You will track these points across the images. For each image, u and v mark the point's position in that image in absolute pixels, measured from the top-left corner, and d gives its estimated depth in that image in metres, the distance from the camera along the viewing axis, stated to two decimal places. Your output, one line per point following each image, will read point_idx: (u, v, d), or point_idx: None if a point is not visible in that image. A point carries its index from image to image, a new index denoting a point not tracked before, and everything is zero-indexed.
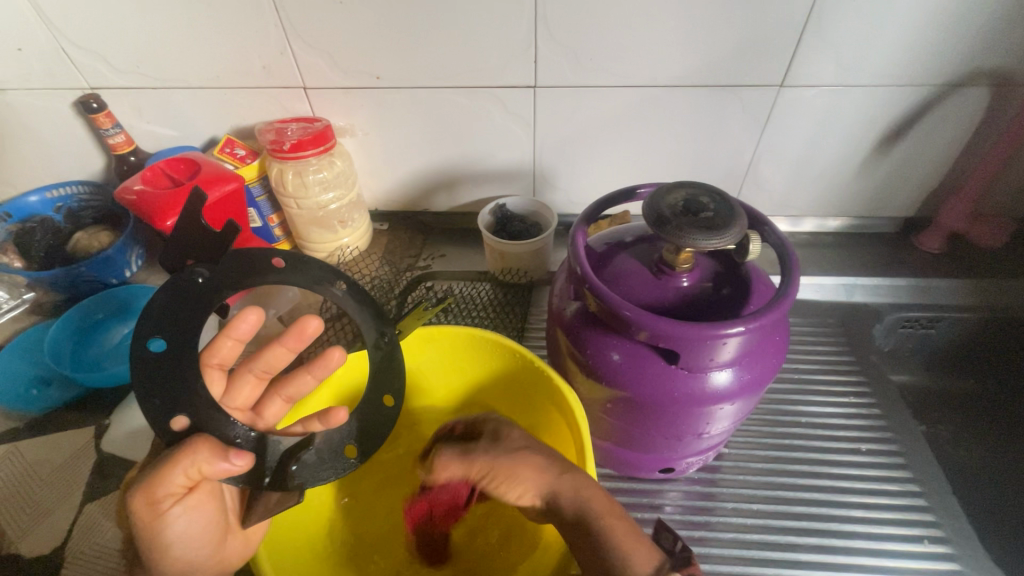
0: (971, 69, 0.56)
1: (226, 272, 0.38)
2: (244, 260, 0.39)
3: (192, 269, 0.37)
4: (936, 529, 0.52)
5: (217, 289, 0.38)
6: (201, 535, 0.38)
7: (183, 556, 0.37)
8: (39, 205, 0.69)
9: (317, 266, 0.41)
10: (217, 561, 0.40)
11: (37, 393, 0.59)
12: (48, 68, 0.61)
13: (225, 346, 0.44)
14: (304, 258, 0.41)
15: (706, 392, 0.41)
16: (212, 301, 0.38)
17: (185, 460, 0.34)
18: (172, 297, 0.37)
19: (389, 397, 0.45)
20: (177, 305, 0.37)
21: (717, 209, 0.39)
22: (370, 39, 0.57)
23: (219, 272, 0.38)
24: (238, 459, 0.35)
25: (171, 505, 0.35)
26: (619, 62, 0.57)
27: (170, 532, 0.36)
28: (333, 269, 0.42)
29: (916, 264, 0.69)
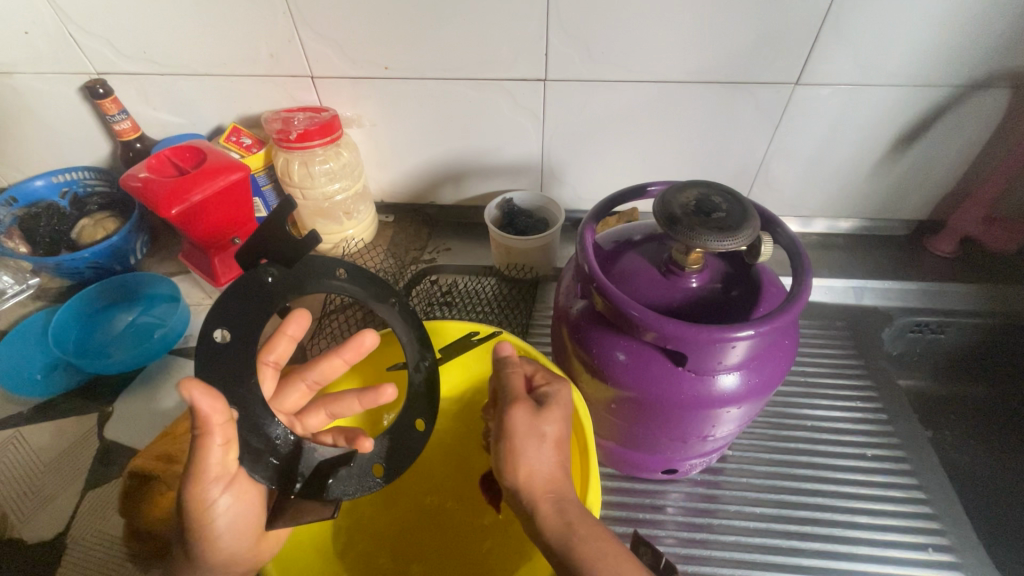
0: (992, 71, 0.55)
1: (296, 277, 0.39)
2: (312, 267, 0.39)
3: (264, 269, 0.37)
4: (941, 538, 0.52)
5: (284, 290, 0.38)
6: (243, 524, 0.37)
7: (225, 547, 0.36)
8: (45, 190, 0.69)
9: (373, 282, 0.43)
10: (254, 556, 0.39)
11: (41, 379, 0.59)
12: (54, 52, 0.61)
13: (279, 345, 0.45)
14: (364, 273, 0.43)
15: (711, 395, 0.40)
16: (275, 302, 0.38)
17: (201, 420, 0.31)
18: (239, 294, 0.36)
19: (423, 421, 0.46)
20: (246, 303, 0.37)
21: (730, 209, 0.39)
22: (378, 27, 0.56)
23: (288, 273, 0.38)
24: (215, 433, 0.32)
25: (220, 493, 0.35)
26: (632, 55, 0.56)
27: (215, 519, 0.35)
28: (387, 286, 0.44)
29: (928, 268, 0.68)
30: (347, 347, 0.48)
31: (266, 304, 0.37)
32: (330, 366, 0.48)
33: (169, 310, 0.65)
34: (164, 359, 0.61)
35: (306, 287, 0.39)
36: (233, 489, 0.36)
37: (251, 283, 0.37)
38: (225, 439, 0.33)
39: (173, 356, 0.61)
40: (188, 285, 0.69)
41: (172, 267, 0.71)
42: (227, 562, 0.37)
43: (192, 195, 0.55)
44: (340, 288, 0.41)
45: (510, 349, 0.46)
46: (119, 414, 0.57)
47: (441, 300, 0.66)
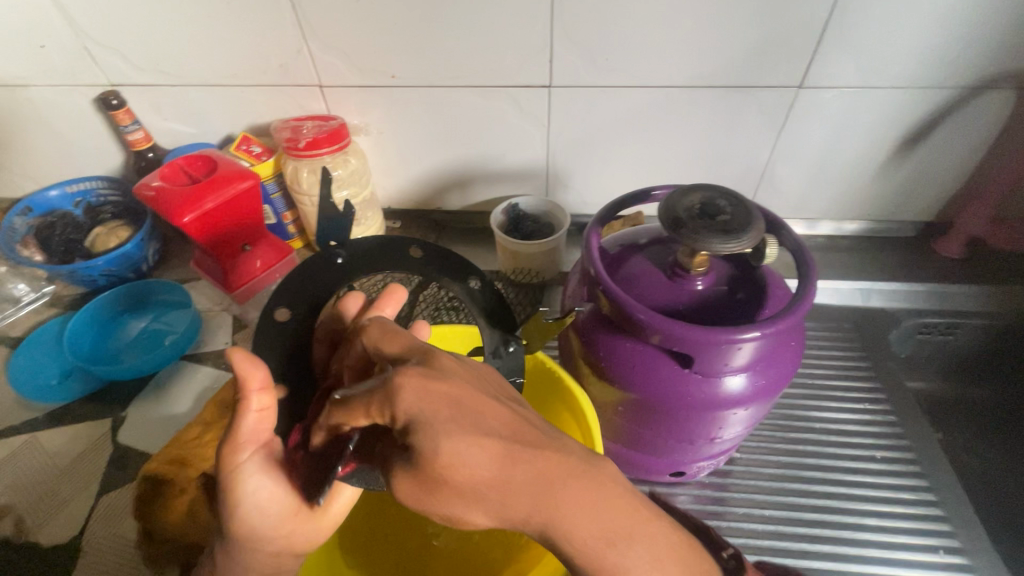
0: (995, 72, 0.55)
1: (364, 256, 0.45)
2: (384, 250, 0.45)
3: (336, 251, 0.44)
4: (952, 539, 0.52)
5: (353, 269, 0.44)
6: (273, 503, 0.35)
7: (252, 527, 0.35)
8: (59, 200, 0.71)
9: (450, 260, 0.45)
10: (285, 542, 0.37)
11: (56, 385, 0.60)
12: (69, 65, 0.62)
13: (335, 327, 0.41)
14: (439, 254, 0.46)
15: (719, 397, 0.40)
16: (351, 276, 0.44)
17: (239, 381, 0.32)
18: (314, 269, 0.43)
19: None
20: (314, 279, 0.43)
21: (735, 212, 0.39)
22: (384, 37, 0.57)
23: (356, 254, 0.44)
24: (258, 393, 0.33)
25: (248, 459, 0.34)
26: (634, 62, 0.57)
27: (243, 490, 0.34)
28: (464, 264, 0.46)
29: (935, 269, 0.68)
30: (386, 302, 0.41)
31: (341, 278, 0.43)
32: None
33: (180, 317, 0.65)
34: (177, 364, 0.62)
35: (381, 262, 0.45)
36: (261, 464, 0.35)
37: (323, 261, 0.43)
38: (259, 409, 0.34)
39: (186, 361, 0.62)
40: (199, 291, 0.70)
41: (183, 274, 0.72)
42: (257, 541, 0.36)
43: (204, 203, 0.57)
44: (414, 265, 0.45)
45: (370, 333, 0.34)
46: (132, 419, 0.58)
47: (448, 305, 0.65)
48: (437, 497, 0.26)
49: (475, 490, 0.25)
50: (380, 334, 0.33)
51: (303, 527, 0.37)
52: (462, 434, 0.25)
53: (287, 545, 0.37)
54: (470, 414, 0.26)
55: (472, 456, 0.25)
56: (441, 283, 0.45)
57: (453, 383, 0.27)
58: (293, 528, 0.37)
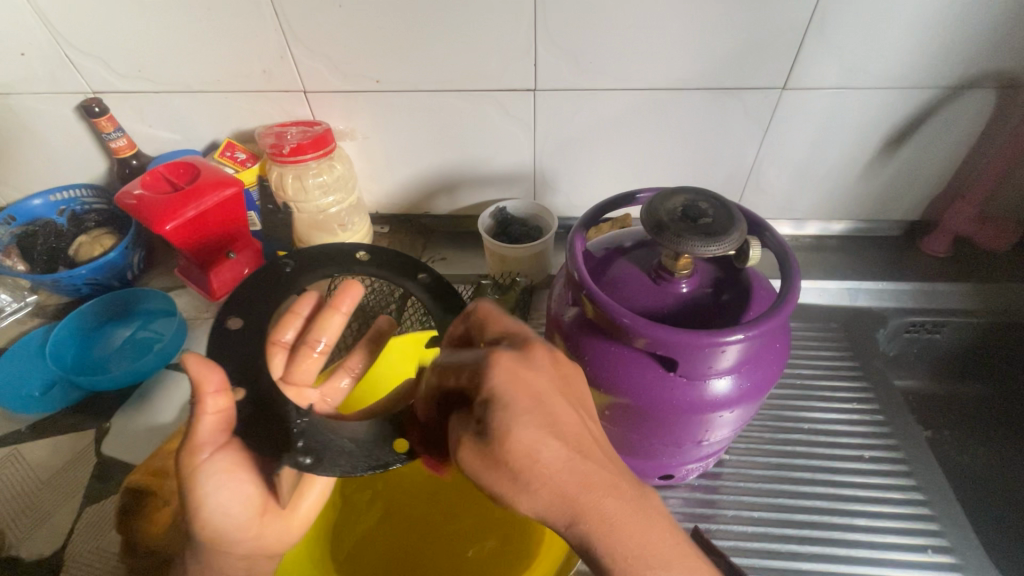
0: (977, 72, 0.55)
1: (312, 262, 0.47)
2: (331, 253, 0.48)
3: (284, 260, 0.46)
4: (940, 539, 0.52)
5: (301, 275, 0.46)
6: (235, 504, 0.36)
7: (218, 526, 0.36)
8: (42, 209, 0.70)
9: (397, 259, 0.48)
10: (253, 541, 0.38)
11: (38, 397, 0.59)
12: (51, 73, 0.62)
13: (292, 325, 0.48)
14: (386, 254, 0.48)
15: (704, 399, 0.40)
16: (296, 281, 0.46)
17: (194, 384, 0.35)
18: (264, 279, 0.45)
19: None
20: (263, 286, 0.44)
21: (717, 214, 0.39)
22: (368, 42, 0.57)
23: (304, 260, 0.47)
24: (211, 395, 0.35)
25: (207, 460, 0.35)
26: (619, 65, 0.57)
27: (203, 492, 0.35)
28: (412, 262, 0.48)
29: (922, 268, 0.68)
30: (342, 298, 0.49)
31: (285, 286, 0.45)
32: (337, 325, 0.49)
33: (167, 325, 0.65)
34: (161, 374, 0.61)
35: (330, 265, 0.47)
36: (218, 466, 0.36)
37: (273, 269, 0.46)
38: (214, 410, 0.35)
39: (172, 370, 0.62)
40: (185, 299, 0.69)
41: (169, 282, 0.72)
42: (224, 541, 0.37)
43: (185, 211, 0.56)
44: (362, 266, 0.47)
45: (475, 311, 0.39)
46: (116, 429, 0.57)
47: None
48: (506, 480, 0.30)
49: (541, 474, 0.30)
50: (476, 322, 0.38)
51: (269, 523, 0.39)
52: (541, 425, 0.30)
53: (257, 545, 0.39)
54: (547, 408, 0.31)
55: (542, 442, 0.30)
56: (392, 280, 0.47)
57: (541, 376, 0.33)
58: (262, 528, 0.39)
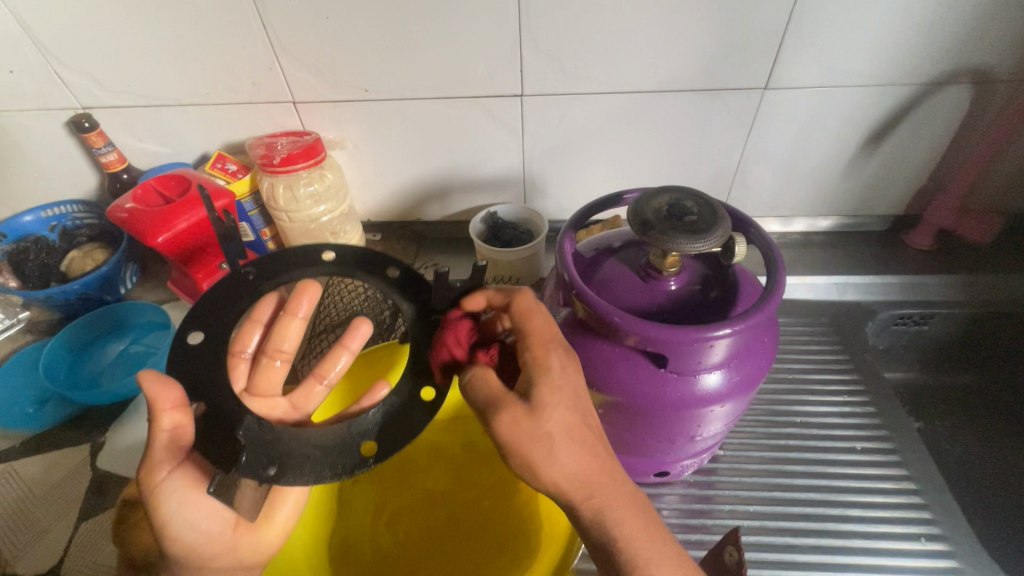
0: (953, 68, 0.57)
1: (276, 270, 0.46)
2: (297, 254, 0.46)
3: (244, 269, 0.45)
4: (933, 527, 0.52)
5: (265, 283, 0.46)
6: (206, 520, 0.36)
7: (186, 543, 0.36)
8: (33, 225, 0.70)
9: (366, 256, 0.46)
10: (232, 558, 0.38)
11: (31, 413, 0.58)
12: (40, 90, 0.62)
13: (252, 332, 0.51)
14: (353, 252, 0.47)
15: (695, 395, 0.41)
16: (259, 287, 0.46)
17: (150, 402, 0.36)
18: (227, 291, 0.45)
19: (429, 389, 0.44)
20: (229, 300, 0.45)
21: (702, 212, 0.40)
22: (356, 51, 0.57)
23: (264, 268, 0.46)
24: (163, 416, 0.36)
25: (167, 475, 0.36)
26: (604, 68, 0.58)
27: (166, 510, 0.35)
28: (380, 258, 0.46)
29: (907, 261, 0.69)
30: (300, 304, 0.52)
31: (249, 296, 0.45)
32: (295, 330, 0.52)
33: (160, 338, 0.65)
34: None
35: (296, 269, 0.46)
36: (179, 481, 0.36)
37: (234, 282, 0.45)
38: (172, 427, 0.36)
39: None
40: (178, 312, 0.69)
41: (161, 294, 0.72)
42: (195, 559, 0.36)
43: (179, 223, 0.57)
44: (329, 268, 0.46)
45: (363, 328, 0.52)
46: (112, 443, 0.57)
47: None
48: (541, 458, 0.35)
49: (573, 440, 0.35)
50: (519, 314, 0.40)
51: (246, 537, 0.39)
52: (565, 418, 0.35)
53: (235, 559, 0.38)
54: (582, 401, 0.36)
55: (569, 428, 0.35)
56: (362, 278, 0.46)
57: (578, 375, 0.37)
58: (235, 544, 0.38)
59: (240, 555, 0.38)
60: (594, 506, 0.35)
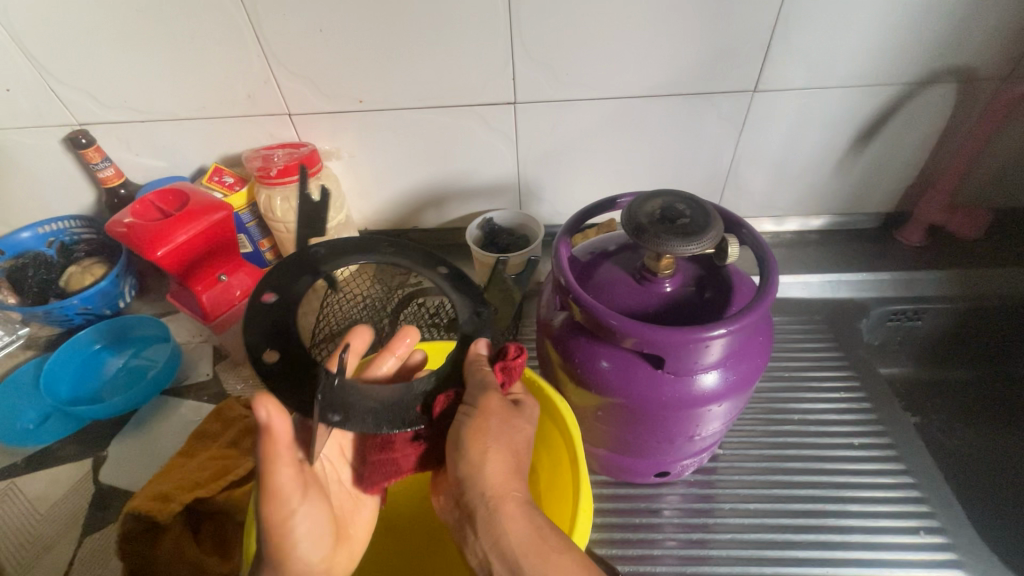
0: (938, 67, 0.58)
1: (342, 254, 0.46)
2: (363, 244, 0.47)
3: (314, 248, 0.45)
4: (931, 520, 0.53)
5: (328, 260, 0.45)
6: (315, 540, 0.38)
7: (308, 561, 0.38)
8: (30, 241, 0.70)
9: (425, 253, 0.47)
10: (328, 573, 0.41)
11: (36, 428, 0.59)
12: (37, 107, 0.63)
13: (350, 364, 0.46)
14: (414, 246, 0.48)
15: (693, 394, 0.41)
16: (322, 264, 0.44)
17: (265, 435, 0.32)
18: (292, 266, 0.44)
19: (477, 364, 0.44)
20: (295, 270, 0.43)
21: (694, 215, 0.40)
22: (350, 63, 0.58)
23: (333, 249, 0.46)
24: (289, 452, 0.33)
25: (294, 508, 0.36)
26: (594, 74, 0.58)
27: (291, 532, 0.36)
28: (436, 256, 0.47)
29: (899, 258, 0.70)
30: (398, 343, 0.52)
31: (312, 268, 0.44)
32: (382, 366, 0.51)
33: (160, 351, 0.65)
34: (158, 401, 0.61)
35: (357, 254, 0.46)
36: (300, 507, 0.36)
37: (304, 259, 0.44)
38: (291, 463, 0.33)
39: (168, 396, 0.62)
40: (178, 324, 0.70)
41: (161, 307, 0.72)
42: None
43: (176, 236, 0.57)
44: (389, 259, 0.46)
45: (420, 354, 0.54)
46: (114, 457, 0.57)
47: (430, 322, 0.66)
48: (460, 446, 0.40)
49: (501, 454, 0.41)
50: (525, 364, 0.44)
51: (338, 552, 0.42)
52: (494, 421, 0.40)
53: None
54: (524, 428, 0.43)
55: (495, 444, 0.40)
56: (415, 269, 0.46)
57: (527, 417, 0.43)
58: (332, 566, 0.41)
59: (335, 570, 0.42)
60: (488, 512, 0.39)
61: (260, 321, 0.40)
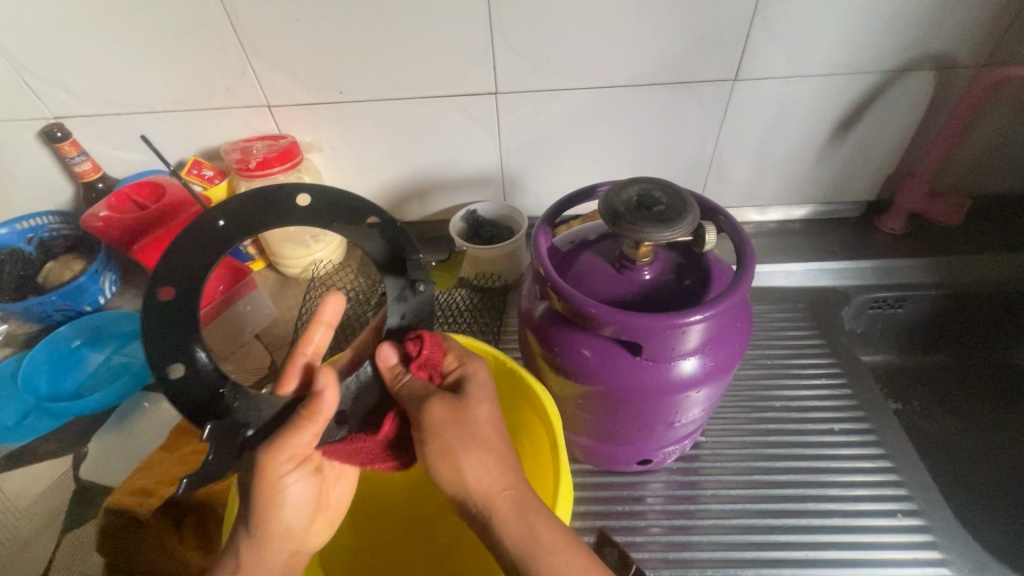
0: (916, 55, 0.58)
1: (248, 224, 0.44)
2: (271, 199, 0.45)
3: (212, 217, 0.43)
4: (910, 503, 0.53)
5: (234, 232, 0.43)
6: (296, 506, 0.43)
7: (286, 525, 0.43)
8: (9, 238, 0.67)
9: (340, 206, 0.45)
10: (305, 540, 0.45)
11: (14, 424, 0.58)
12: (10, 100, 0.61)
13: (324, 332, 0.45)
14: (327, 193, 0.45)
15: (672, 381, 0.42)
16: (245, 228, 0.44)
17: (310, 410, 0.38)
18: (191, 239, 0.42)
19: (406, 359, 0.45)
20: (192, 243, 0.42)
21: (671, 202, 0.41)
22: (328, 54, 0.58)
23: (237, 213, 0.44)
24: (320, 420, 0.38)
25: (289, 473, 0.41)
26: (575, 63, 0.58)
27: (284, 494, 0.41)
28: (358, 210, 0.45)
29: (880, 246, 0.71)
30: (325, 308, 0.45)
31: (215, 244, 0.43)
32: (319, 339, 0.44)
33: (141, 347, 0.64)
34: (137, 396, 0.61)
35: (274, 218, 0.45)
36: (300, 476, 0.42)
37: (201, 228, 0.43)
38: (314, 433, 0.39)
39: (149, 392, 0.61)
40: None
41: (142, 303, 0.71)
42: (285, 539, 0.43)
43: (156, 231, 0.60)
44: (306, 214, 0.45)
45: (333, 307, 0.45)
46: (96, 452, 0.57)
47: None
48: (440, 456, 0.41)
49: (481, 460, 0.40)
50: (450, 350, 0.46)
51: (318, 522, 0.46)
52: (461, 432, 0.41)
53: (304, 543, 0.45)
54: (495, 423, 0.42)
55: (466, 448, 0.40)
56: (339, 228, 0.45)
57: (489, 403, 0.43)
58: (309, 530, 0.45)
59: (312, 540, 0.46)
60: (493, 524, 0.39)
61: (164, 322, 0.39)
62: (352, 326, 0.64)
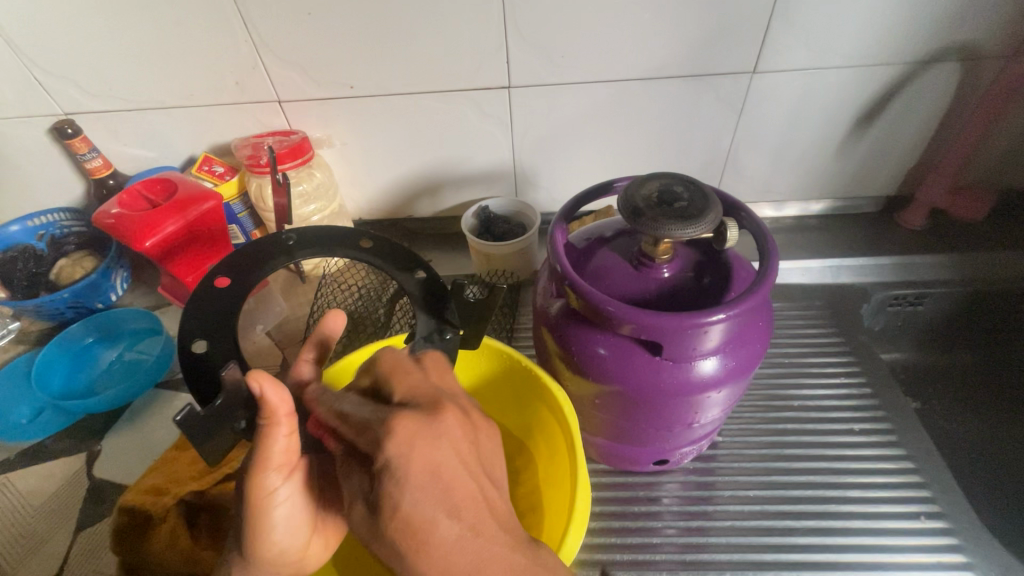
0: (941, 46, 0.57)
1: (312, 248, 0.45)
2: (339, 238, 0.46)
3: (287, 235, 0.45)
4: (932, 505, 0.52)
5: (299, 249, 0.44)
6: (291, 521, 0.37)
7: (279, 545, 0.37)
8: (20, 234, 0.68)
9: (399, 251, 0.45)
10: (299, 559, 0.39)
11: (23, 424, 0.57)
12: (20, 95, 0.61)
13: (325, 341, 0.43)
14: (391, 245, 0.46)
15: (692, 381, 0.41)
16: (293, 253, 0.44)
17: (268, 411, 0.33)
18: (256, 249, 0.44)
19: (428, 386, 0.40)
20: (259, 251, 0.44)
21: (692, 198, 0.40)
22: (339, 49, 0.57)
23: (304, 239, 0.45)
24: (283, 426, 0.34)
25: (280, 484, 0.36)
26: (590, 56, 0.57)
27: (274, 510, 0.36)
28: (411, 255, 0.46)
29: (901, 242, 0.69)
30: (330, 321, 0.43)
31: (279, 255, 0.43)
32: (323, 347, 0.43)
33: (154, 344, 0.64)
34: (150, 393, 0.61)
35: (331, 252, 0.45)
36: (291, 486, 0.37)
37: (275, 243, 0.44)
38: (289, 431, 0.35)
39: (161, 389, 0.61)
40: (171, 317, 0.69)
41: (153, 300, 0.71)
42: (277, 558, 0.38)
43: (165, 226, 0.57)
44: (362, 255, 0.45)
45: (339, 321, 0.43)
46: (108, 451, 0.57)
47: None
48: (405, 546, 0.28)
49: (426, 551, 0.27)
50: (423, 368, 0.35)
51: (316, 540, 0.40)
52: (426, 501, 0.28)
53: (303, 560, 0.40)
54: (441, 485, 0.28)
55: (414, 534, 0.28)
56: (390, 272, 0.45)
57: (442, 450, 0.29)
58: (307, 550, 0.39)
59: (309, 558, 0.40)
60: None
61: (207, 312, 0.39)
62: (365, 324, 0.63)
